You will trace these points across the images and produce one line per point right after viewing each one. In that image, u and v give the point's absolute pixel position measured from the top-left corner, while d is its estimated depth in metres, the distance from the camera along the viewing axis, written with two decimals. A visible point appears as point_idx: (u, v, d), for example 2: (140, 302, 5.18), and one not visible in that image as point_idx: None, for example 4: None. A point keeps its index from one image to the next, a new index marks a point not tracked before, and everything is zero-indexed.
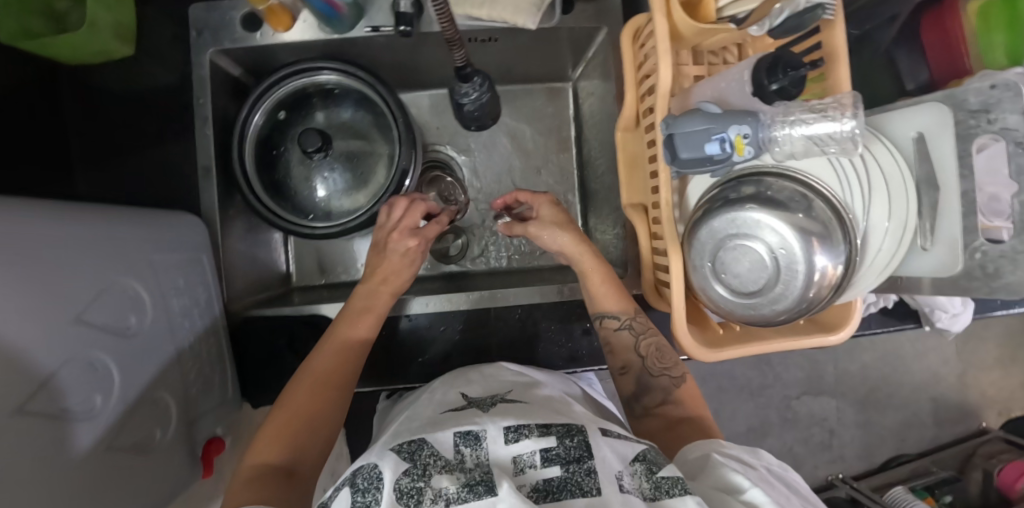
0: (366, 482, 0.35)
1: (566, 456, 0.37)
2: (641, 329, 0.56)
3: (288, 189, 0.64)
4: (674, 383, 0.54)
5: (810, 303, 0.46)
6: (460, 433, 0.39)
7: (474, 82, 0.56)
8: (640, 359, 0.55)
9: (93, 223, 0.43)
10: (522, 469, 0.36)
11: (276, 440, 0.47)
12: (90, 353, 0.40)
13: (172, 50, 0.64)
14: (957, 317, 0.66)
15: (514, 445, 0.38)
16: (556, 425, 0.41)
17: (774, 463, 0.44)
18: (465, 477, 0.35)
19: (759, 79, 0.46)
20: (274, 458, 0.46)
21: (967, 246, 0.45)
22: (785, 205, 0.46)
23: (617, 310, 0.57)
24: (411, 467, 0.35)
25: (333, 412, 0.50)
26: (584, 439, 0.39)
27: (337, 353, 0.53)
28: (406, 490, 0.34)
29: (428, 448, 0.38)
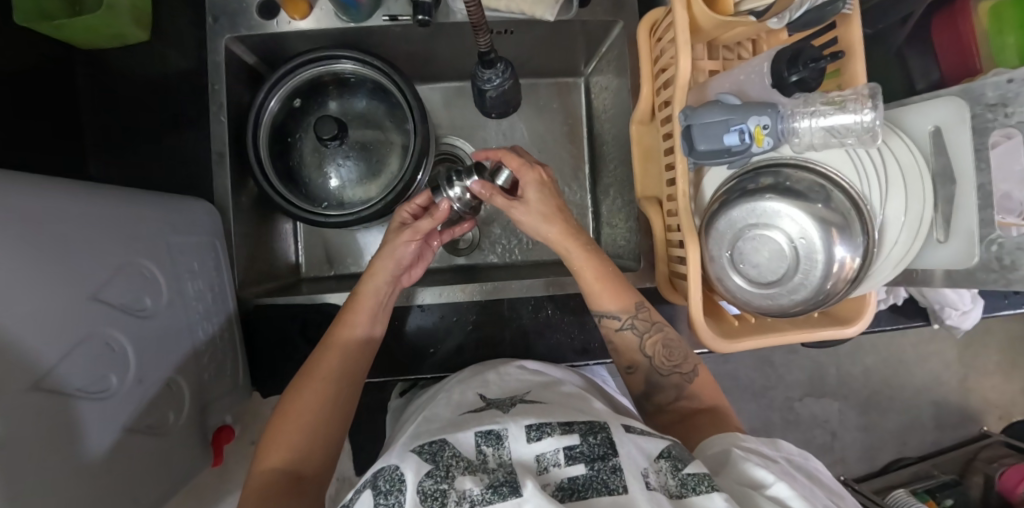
0: (388, 484, 0.34)
1: (590, 453, 0.37)
2: (644, 328, 0.54)
3: (302, 178, 0.64)
4: (684, 379, 0.54)
5: (827, 295, 0.47)
6: (481, 433, 0.39)
7: (498, 68, 0.56)
8: (647, 359, 0.54)
9: (109, 202, 0.42)
10: (546, 468, 0.36)
11: (284, 447, 0.46)
12: (106, 332, 0.39)
13: (187, 36, 0.64)
14: (966, 314, 0.66)
15: (537, 444, 0.38)
16: (578, 423, 0.41)
17: (795, 454, 0.45)
18: (489, 479, 0.34)
19: (780, 71, 0.46)
20: (283, 467, 0.45)
21: (983, 238, 0.46)
22: (804, 194, 0.47)
23: (616, 308, 0.54)
24: (433, 469, 0.35)
25: (336, 416, 0.50)
26: (607, 436, 0.39)
27: (337, 356, 0.52)
28: (430, 492, 0.33)
29: (450, 449, 0.37)
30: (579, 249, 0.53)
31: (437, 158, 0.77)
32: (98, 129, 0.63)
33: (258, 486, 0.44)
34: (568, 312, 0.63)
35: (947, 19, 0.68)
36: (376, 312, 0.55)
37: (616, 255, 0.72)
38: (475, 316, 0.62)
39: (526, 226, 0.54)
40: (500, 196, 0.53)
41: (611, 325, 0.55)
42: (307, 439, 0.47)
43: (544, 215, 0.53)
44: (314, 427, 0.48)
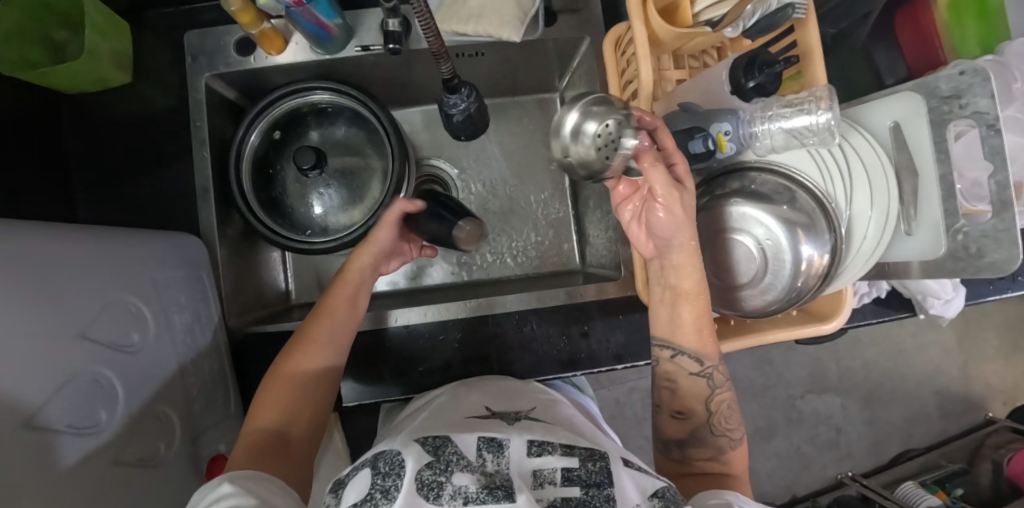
0: (388, 466, 0.35)
1: (587, 479, 0.36)
2: (719, 382, 0.51)
3: (284, 207, 0.65)
4: (729, 445, 0.50)
5: (800, 294, 0.48)
6: (483, 440, 0.38)
7: (462, 93, 0.57)
8: (707, 413, 0.51)
9: (93, 244, 0.44)
10: (541, 483, 0.35)
11: (279, 407, 0.49)
12: (96, 368, 0.41)
13: (167, 76, 0.66)
14: (949, 302, 0.66)
15: (536, 459, 0.38)
16: (579, 448, 0.40)
17: None
18: (486, 480, 0.34)
19: (737, 77, 0.47)
20: (274, 426, 0.47)
21: (949, 228, 0.46)
22: (769, 197, 0.49)
23: (691, 346, 0.50)
24: (434, 460, 0.35)
25: (319, 379, 0.52)
26: (606, 465, 0.38)
27: (333, 318, 0.54)
28: (427, 482, 0.33)
29: (452, 447, 0.37)
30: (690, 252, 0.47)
31: (421, 181, 0.79)
32: (84, 169, 0.64)
33: (248, 438, 0.46)
34: (554, 323, 0.63)
35: (908, 12, 0.70)
36: (355, 299, 0.56)
37: (599, 265, 0.72)
38: (462, 335, 0.63)
39: (670, 223, 0.46)
40: (660, 169, 0.43)
41: (687, 366, 0.50)
42: (299, 404, 0.50)
43: (686, 222, 0.46)
44: (302, 389, 0.50)
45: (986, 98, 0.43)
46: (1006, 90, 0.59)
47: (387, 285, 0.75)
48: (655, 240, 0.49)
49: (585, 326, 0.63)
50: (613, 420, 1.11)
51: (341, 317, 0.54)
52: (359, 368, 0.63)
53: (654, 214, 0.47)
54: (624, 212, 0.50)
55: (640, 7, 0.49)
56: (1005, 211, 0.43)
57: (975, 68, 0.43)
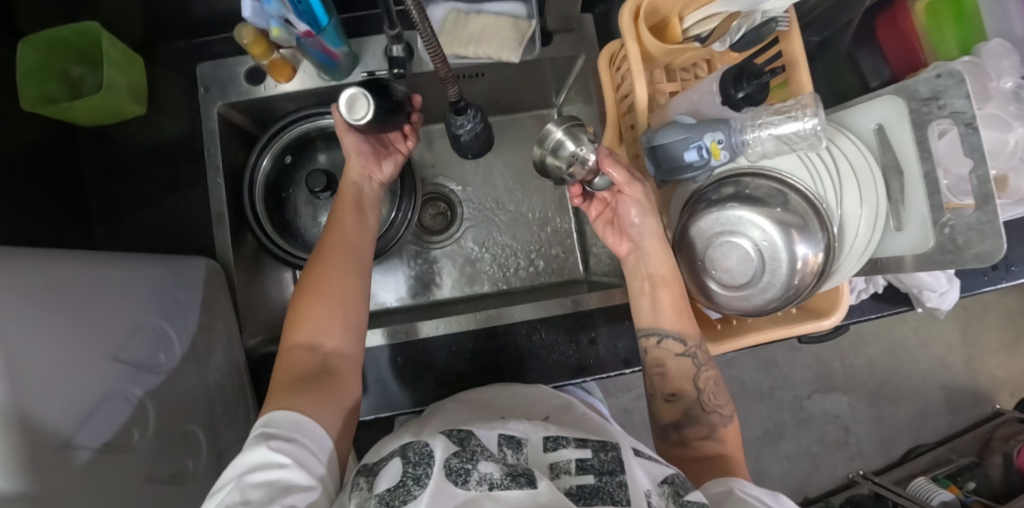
0: (417, 456, 0.36)
1: (600, 467, 0.38)
2: (704, 360, 0.53)
3: (297, 228, 0.69)
4: (720, 422, 0.52)
5: (798, 292, 0.50)
6: (503, 436, 0.40)
7: (469, 114, 0.58)
8: (697, 391, 0.53)
9: (119, 270, 0.45)
10: (558, 474, 0.37)
11: (309, 322, 0.49)
12: (127, 389, 0.42)
13: (180, 106, 0.69)
14: (945, 295, 0.68)
15: (552, 453, 0.39)
16: (592, 440, 0.42)
17: None
18: (509, 468, 0.35)
19: (727, 88, 0.48)
20: (306, 341, 0.48)
21: (935, 223, 0.48)
22: (764, 200, 0.52)
23: (673, 329, 0.53)
24: (460, 450, 0.37)
25: (343, 288, 0.51)
26: (617, 455, 0.40)
27: (336, 233, 0.55)
28: (454, 468, 0.34)
29: (475, 439, 0.39)
30: (658, 239, 0.52)
31: (426, 197, 0.81)
32: (104, 198, 0.67)
33: (288, 359, 0.47)
34: (562, 331, 0.65)
35: (887, 19, 0.73)
36: (360, 210, 0.58)
37: (604, 273, 0.75)
38: (472, 345, 0.65)
39: (641, 207, 0.51)
40: (623, 170, 0.49)
41: (673, 348, 0.52)
42: (330, 318, 0.49)
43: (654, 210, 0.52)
44: (333, 301, 0.50)
45: (962, 98, 0.45)
46: (984, 89, 0.62)
47: (396, 301, 0.77)
48: (631, 232, 0.54)
49: (592, 332, 0.65)
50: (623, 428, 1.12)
51: (350, 229, 0.56)
52: (374, 382, 0.64)
53: (626, 209, 0.52)
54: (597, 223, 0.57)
55: (631, 26, 0.51)
56: (987, 203, 0.45)
57: (951, 71, 0.45)
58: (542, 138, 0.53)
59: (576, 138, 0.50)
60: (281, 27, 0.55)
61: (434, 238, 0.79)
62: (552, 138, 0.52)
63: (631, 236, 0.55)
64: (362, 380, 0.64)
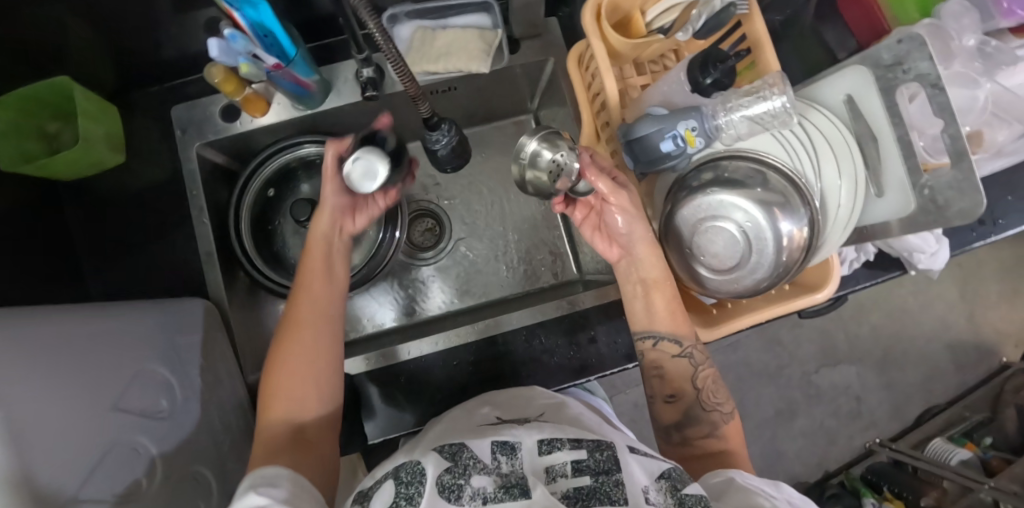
0: (409, 476, 0.37)
1: (596, 467, 0.38)
2: (701, 359, 0.54)
3: (286, 260, 0.68)
4: (721, 419, 0.53)
5: (787, 268, 0.50)
6: (497, 443, 0.40)
7: (442, 128, 0.55)
8: (695, 390, 0.53)
9: (110, 320, 0.45)
10: (554, 478, 0.37)
11: (282, 397, 0.49)
12: (132, 437, 0.42)
13: (159, 151, 0.69)
14: (936, 255, 0.68)
15: (547, 456, 0.39)
16: (587, 440, 0.42)
17: (797, 497, 0.43)
18: (502, 480, 0.36)
19: (695, 77, 0.48)
20: (282, 415, 0.49)
21: (914, 185, 0.48)
22: (743, 182, 0.51)
23: (667, 330, 0.53)
24: (453, 465, 0.37)
25: (319, 361, 0.51)
26: (613, 454, 0.40)
27: (307, 298, 0.54)
28: (447, 485, 0.35)
29: (468, 451, 0.39)
30: (647, 242, 0.52)
31: (413, 215, 0.81)
32: (91, 250, 0.66)
33: (264, 435, 0.48)
34: (561, 333, 0.65)
35: None
36: (330, 268, 0.57)
37: (597, 271, 0.75)
38: (473, 357, 0.65)
39: (625, 215, 0.51)
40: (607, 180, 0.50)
41: (670, 350, 0.53)
42: (306, 389, 0.50)
43: (641, 216, 0.52)
44: (305, 373, 0.50)
45: (925, 61, 0.45)
46: (946, 50, 0.63)
47: (394, 320, 0.77)
48: (619, 239, 0.54)
49: (591, 331, 0.65)
50: (636, 422, 1.12)
51: (319, 290, 0.55)
52: (381, 404, 0.64)
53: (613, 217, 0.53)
54: (584, 229, 0.56)
55: (595, 26, 0.52)
56: (962, 160, 0.45)
57: (911, 36, 0.46)
58: (518, 152, 0.52)
59: (552, 145, 0.50)
60: (251, 63, 0.54)
61: (424, 255, 0.79)
62: (528, 150, 0.51)
63: (620, 242, 0.54)
64: (369, 404, 0.64)
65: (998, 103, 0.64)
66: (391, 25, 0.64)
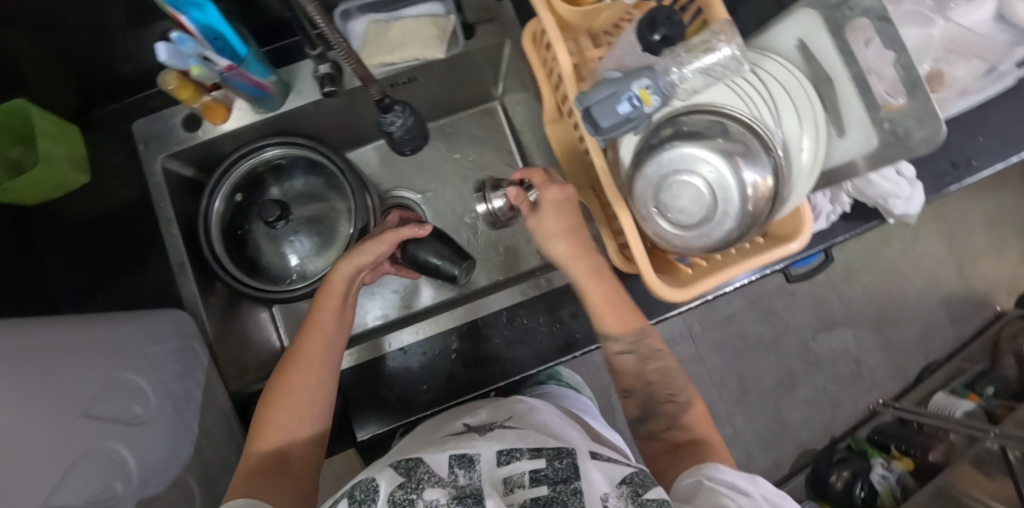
0: (363, 494, 0.40)
1: (554, 476, 0.40)
2: (647, 353, 0.58)
3: (260, 264, 0.67)
4: (679, 409, 0.57)
5: (755, 216, 0.49)
6: (454, 457, 0.43)
7: (396, 110, 0.55)
8: (645, 384, 0.58)
9: (76, 330, 0.44)
10: (512, 489, 0.40)
11: (276, 428, 0.52)
12: (105, 444, 0.42)
13: (124, 168, 0.68)
14: (911, 199, 0.68)
15: (505, 467, 0.42)
16: (547, 448, 0.44)
17: (773, 492, 0.44)
18: (456, 491, 0.39)
19: (643, 36, 0.48)
20: (271, 446, 0.51)
21: (874, 119, 0.48)
22: (704, 133, 0.50)
23: (616, 330, 0.57)
24: (406, 481, 0.40)
25: (318, 399, 0.54)
26: (571, 461, 0.43)
27: (318, 337, 0.56)
28: (399, 500, 0.38)
29: (423, 466, 0.42)
30: (581, 251, 0.56)
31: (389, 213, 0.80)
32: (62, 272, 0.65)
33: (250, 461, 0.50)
34: (543, 311, 0.65)
35: None
36: (342, 307, 0.59)
37: None
38: (458, 344, 0.64)
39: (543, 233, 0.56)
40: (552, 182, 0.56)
41: (614, 347, 0.58)
42: (298, 422, 0.53)
43: (572, 227, 0.56)
44: (299, 408, 0.53)
45: None
46: None
47: (379, 318, 0.77)
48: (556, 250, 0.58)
49: (573, 306, 0.65)
50: None
51: (327, 332, 0.57)
52: (369, 400, 0.64)
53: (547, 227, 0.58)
54: None
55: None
56: (917, 90, 0.45)
57: None
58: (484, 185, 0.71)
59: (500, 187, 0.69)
60: (201, 65, 0.54)
61: None
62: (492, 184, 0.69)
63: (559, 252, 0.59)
64: (355, 399, 0.63)
65: (954, 42, 0.64)
66: (344, 22, 0.65)
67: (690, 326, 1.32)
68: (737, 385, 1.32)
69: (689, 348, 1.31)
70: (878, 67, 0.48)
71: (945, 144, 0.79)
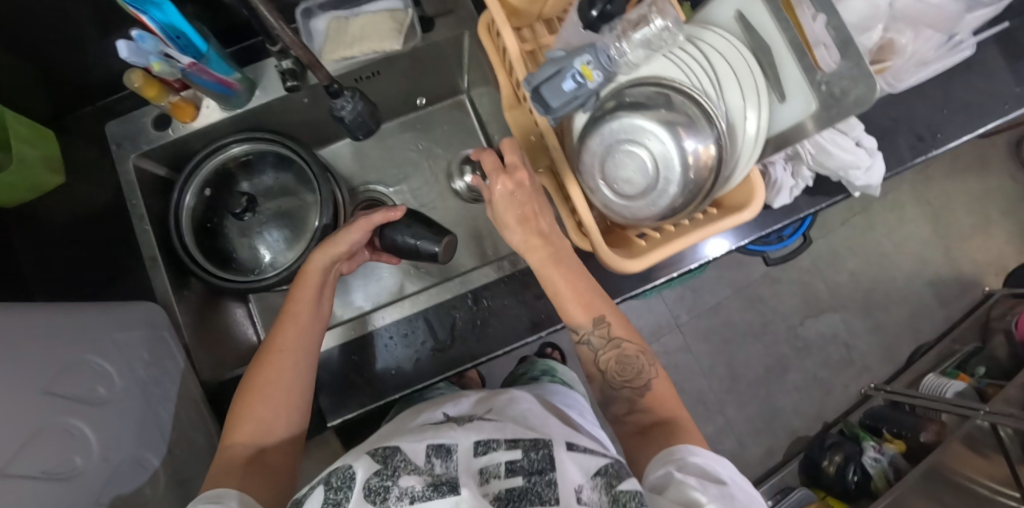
0: (340, 481, 0.39)
1: (530, 467, 0.39)
2: (602, 344, 0.56)
3: (233, 257, 0.69)
4: (637, 393, 0.56)
5: (698, 185, 0.50)
6: (432, 446, 0.41)
7: (345, 94, 0.58)
8: (602, 373, 0.57)
9: (39, 314, 0.46)
10: (487, 479, 0.38)
11: (252, 421, 0.52)
12: (63, 420, 0.43)
13: (99, 169, 0.70)
14: (871, 170, 0.69)
15: (482, 458, 0.40)
16: (525, 438, 0.43)
17: (737, 480, 0.44)
18: (432, 479, 0.38)
19: (583, 12, 0.53)
20: (248, 439, 0.51)
21: (812, 82, 0.49)
22: (647, 104, 0.51)
23: (587, 322, 0.56)
24: (383, 468, 0.39)
25: (297, 391, 0.54)
26: (548, 452, 0.41)
27: (293, 330, 0.57)
28: (373, 488, 0.37)
29: (401, 454, 0.40)
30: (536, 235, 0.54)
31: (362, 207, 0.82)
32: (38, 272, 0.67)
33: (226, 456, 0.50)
34: (509, 292, 0.66)
35: None
36: (318, 299, 0.60)
37: None
38: (423, 327, 0.66)
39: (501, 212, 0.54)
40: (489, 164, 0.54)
41: (576, 335, 0.57)
42: (275, 414, 0.53)
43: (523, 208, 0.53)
44: (275, 400, 0.53)
45: None
46: None
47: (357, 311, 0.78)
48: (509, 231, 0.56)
49: (537, 287, 0.66)
50: None
51: (303, 323, 0.57)
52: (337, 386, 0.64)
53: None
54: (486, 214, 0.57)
55: None
56: (849, 48, 0.47)
57: None
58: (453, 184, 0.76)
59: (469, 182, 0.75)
60: (163, 62, 0.55)
61: None
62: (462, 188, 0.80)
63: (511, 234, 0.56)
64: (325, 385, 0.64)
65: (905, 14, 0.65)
66: (307, 20, 0.67)
67: (676, 316, 1.32)
68: (726, 374, 1.32)
69: (676, 338, 1.32)
70: (823, 39, 0.51)
71: (907, 118, 0.80)
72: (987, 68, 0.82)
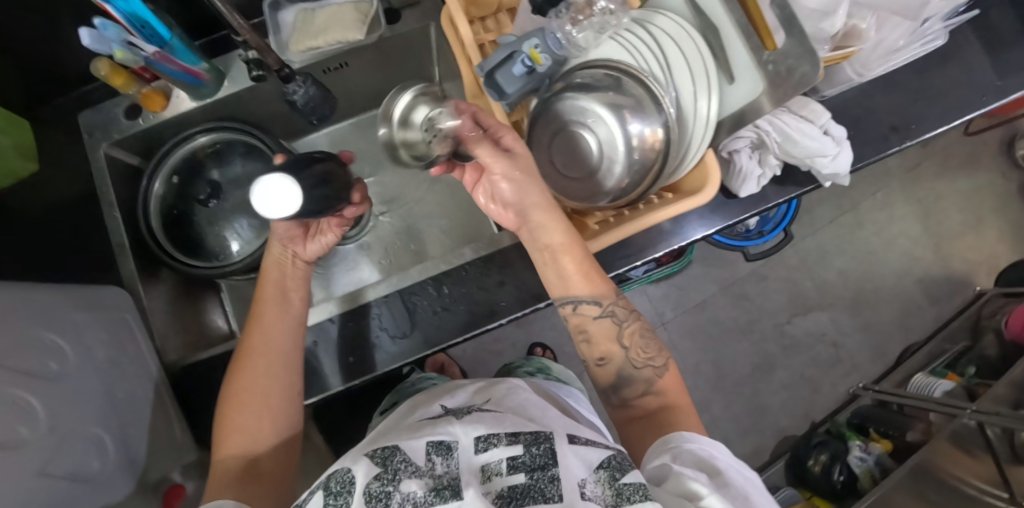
0: (338, 486, 0.36)
1: (531, 463, 0.36)
2: (624, 315, 0.53)
3: (200, 244, 0.70)
4: (657, 373, 0.52)
5: (642, 163, 0.55)
6: (432, 443, 0.38)
7: (297, 80, 0.62)
8: (622, 350, 0.53)
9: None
10: (489, 477, 0.36)
11: (239, 433, 0.53)
12: (11, 391, 0.44)
13: (72, 158, 0.72)
14: (838, 158, 0.69)
15: (483, 454, 0.37)
16: (525, 432, 0.40)
17: (739, 468, 0.42)
18: (435, 481, 0.35)
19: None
20: (238, 451, 0.52)
21: (760, 62, 0.49)
22: (596, 86, 0.56)
23: (587, 295, 0.52)
24: (383, 471, 0.36)
25: (278, 395, 0.55)
26: (550, 446, 0.38)
27: (261, 336, 0.57)
28: (375, 494, 0.34)
29: (401, 454, 0.37)
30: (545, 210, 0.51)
31: None
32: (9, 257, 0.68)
33: (220, 469, 0.51)
34: (470, 280, 0.66)
35: None
36: (285, 299, 0.59)
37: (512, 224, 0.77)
38: (382, 313, 0.66)
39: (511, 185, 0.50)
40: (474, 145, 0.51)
41: (590, 312, 0.52)
42: (261, 421, 0.54)
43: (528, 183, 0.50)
44: (257, 407, 0.54)
45: None
46: None
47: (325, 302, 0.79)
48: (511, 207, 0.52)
49: (498, 274, 0.66)
50: None
51: (272, 326, 0.57)
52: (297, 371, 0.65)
53: (498, 186, 0.51)
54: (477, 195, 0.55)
55: None
56: (792, 25, 0.47)
57: None
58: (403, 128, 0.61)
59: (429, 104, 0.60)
60: (126, 49, 0.57)
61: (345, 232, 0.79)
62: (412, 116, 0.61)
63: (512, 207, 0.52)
64: None
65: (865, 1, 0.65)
66: (275, 12, 0.68)
67: (660, 313, 1.32)
68: (711, 371, 1.31)
69: (661, 335, 1.31)
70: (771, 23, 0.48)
71: (879, 109, 0.80)
72: (963, 60, 0.81)
